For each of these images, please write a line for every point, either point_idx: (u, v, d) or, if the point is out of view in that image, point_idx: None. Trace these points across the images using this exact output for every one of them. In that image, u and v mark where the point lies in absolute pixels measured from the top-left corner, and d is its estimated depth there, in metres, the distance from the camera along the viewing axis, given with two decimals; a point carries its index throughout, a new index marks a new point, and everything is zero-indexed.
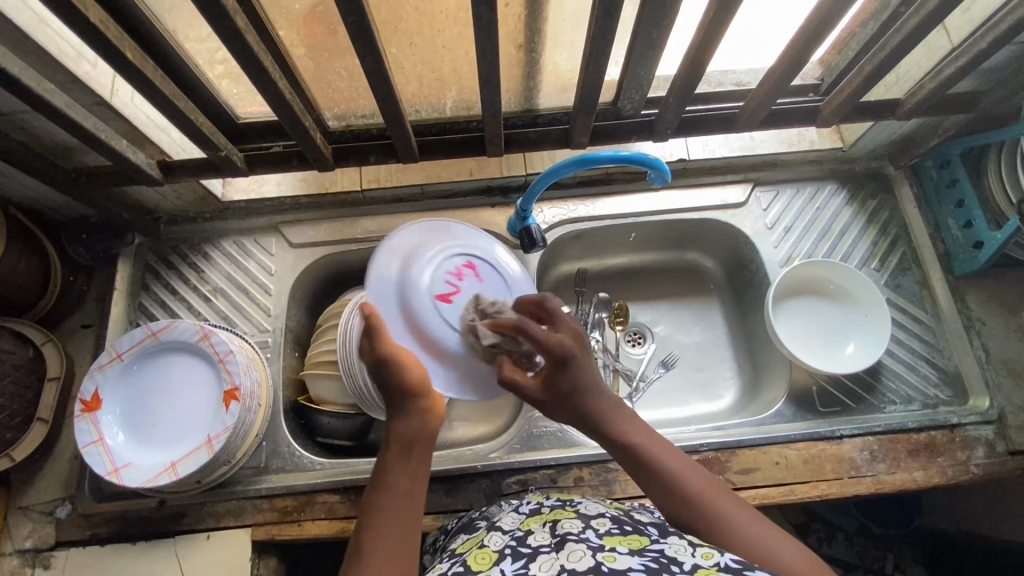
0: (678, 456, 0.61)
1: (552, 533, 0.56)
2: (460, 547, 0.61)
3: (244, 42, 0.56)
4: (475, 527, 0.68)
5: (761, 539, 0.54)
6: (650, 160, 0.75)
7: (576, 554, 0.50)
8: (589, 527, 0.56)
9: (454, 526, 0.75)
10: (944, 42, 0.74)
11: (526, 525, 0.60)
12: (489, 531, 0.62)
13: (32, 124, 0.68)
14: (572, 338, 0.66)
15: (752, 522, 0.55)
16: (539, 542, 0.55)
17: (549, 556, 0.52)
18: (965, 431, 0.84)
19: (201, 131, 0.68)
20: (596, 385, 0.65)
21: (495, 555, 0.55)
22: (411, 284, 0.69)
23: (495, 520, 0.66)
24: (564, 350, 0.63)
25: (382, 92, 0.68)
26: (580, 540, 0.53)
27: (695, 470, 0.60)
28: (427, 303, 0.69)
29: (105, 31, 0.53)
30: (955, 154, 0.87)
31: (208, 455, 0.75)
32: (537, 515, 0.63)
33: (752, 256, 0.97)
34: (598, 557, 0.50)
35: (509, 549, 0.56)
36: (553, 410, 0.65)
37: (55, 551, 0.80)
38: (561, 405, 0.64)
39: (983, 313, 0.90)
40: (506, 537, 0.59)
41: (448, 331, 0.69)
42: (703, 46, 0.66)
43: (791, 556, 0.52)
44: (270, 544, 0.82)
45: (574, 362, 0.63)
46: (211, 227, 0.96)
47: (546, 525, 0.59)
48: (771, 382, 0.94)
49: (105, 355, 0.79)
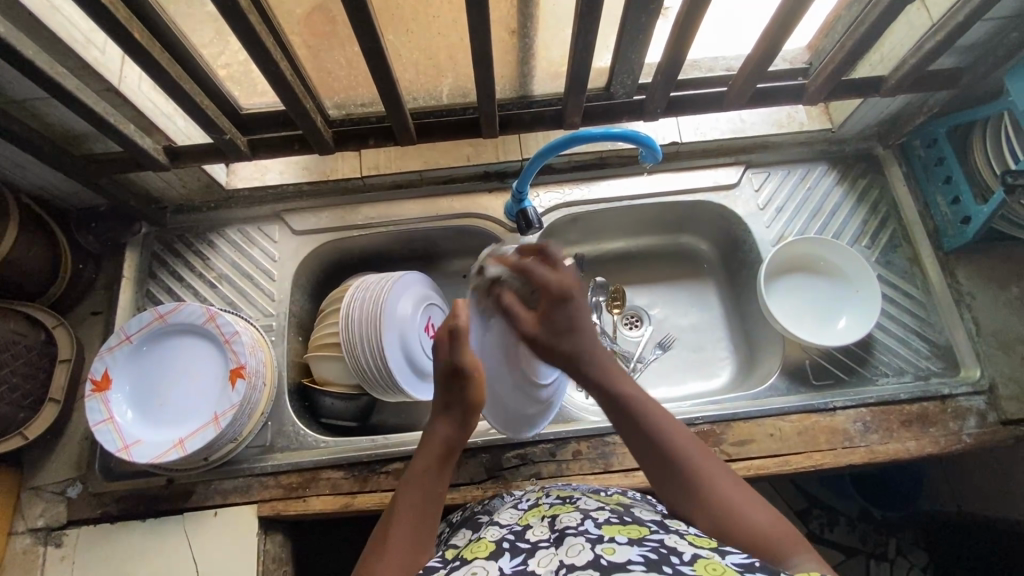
0: (673, 423, 0.65)
1: (551, 527, 0.58)
2: (460, 542, 0.63)
3: (246, 21, 0.59)
4: (477, 521, 0.70)
5: (731, 498, 0.57)
6: (640, 136, 0.76)
7: (574, 549, 0.52)
8: (588, 520, 0.58)
9: (459, 518, 0.76)
10: (924, 19, 0.76)
11: (524, 520, 0.62)
12: (488, 526, 0.63)
13: (43, 110, 0.71)
14: (571, 280, 0.77)
15: (727, 487, 0.58)
16: (539, 536, 0.57)
17: (548, 550, 0.54)
18: (957, 402, 0.85)
19: (206, 114, 0.71)
20: (587, 330, 0.74)
21: (493, 547, 0.57)
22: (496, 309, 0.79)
23: (495, 514, 0.68)
24: (563, 288, 0.75)
25: (380, 75, 0.71)
26: (579, 533, 0.55)
27: (680, 433, 0.64)
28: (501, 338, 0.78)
29: (114, 11, 0.55)
30: (942, 133, 0.89)
31: (215, 431, 0.77)
32: (535, 509, 0.64)
33: (745, 236, 0.99)
34: (596, 550, 0.52)
35: (508, 543, 0.57)
36: (546, 347, 0.74)
37: (66, 529, 0.82)
38: (552, 342, 0.74)
39: (973, 287, 0.91)
40: (503, 530, 0.61)
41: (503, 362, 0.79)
42: (685, 29, 0.69)
43: (759, 517, 0.55)
44: (276, 521, 0.84)
45: (572, 302, 0.75)
46: (215, 216, 0.98)
47: (545, 519, 0.61)
48: (766, 358, 0.96)
49: (113, 337, 0.81)
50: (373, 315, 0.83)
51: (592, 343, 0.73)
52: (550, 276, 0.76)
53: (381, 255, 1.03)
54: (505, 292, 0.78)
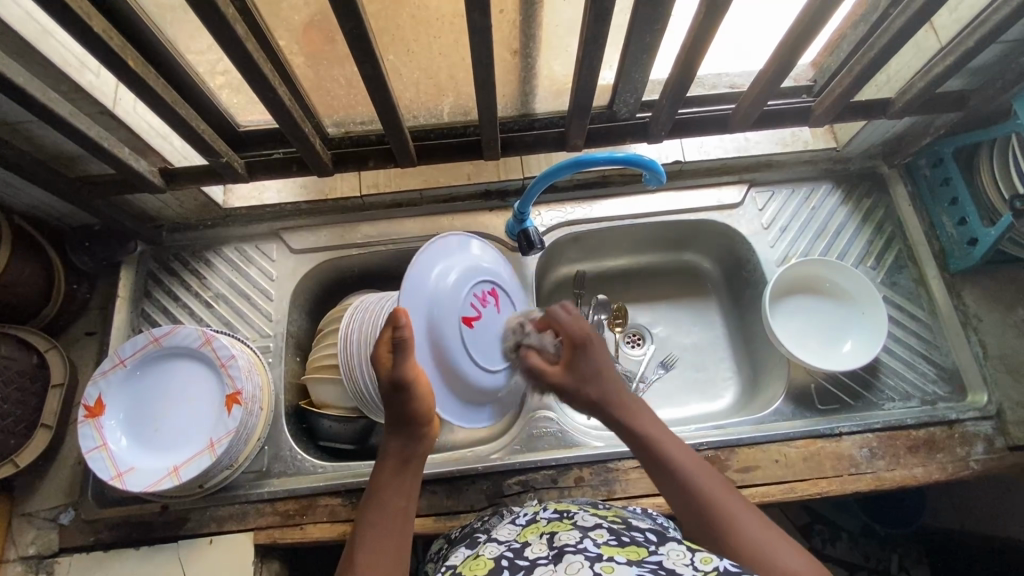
0: (696, 458, 0.64)
1: (550, 545, 0.57)
2: (458, 560, 0.62)
3: (244, 49, 0.57)
4: (475, 538, 0.68)
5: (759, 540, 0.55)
6: (644, 160, 0.76)
7: (574, 567, 0.51)
8: (587, 538, 0.56)
9: (458, 535, 0.74)
10: (933, 42, 0.75)
11: (523, 537, 0.61)
12: (486, 542, 0.62)
13: (36, 133, 0.69)
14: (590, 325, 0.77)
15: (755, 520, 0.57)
16: (537, 554, 0.56)
17: (547, 568, 0.52)
18: (964, 427, 0.84)
19: (203, 138, 0.69)
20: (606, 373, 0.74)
21: (491, 564, 0.56)
22: (444, 296, 0.73)
23: (493, 531, 0.66)
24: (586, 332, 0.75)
25: (380, 99, 0.69)
26: (578, 551, 0.53)
27: (705, 467, 0.63)
28: (453, 325, 0.73)
29: (108, 40, 0.54)
30: (948, 154, 0.88)
31: (210, 459, 0.76)
32: (534, 525, 0.63)
33: (749, 256, 0.97)
34: (595, 568, 0.50)
35: (506, 560, 0.56)
36: (577, 392, 0.73)
37: (58, 557, 0.81)
38: (582, 386, 0.73)
39: (979, 309, 0.90)
40: (502, 547, 0.59)
41: (463, 353, 0.74)
42: (693, 50, 0.67)
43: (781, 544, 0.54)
44: (272, 548, 0.83)
45: (592, 344, 0.74)
46: (212, 234, 0.96)
47: (544, 537, 0.59)
48: (770, 381, 0.94)
49: (107, 360, 0.80)
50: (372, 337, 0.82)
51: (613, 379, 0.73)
52: (572, 322, 0.76)
53: (380, 273, 1.02)
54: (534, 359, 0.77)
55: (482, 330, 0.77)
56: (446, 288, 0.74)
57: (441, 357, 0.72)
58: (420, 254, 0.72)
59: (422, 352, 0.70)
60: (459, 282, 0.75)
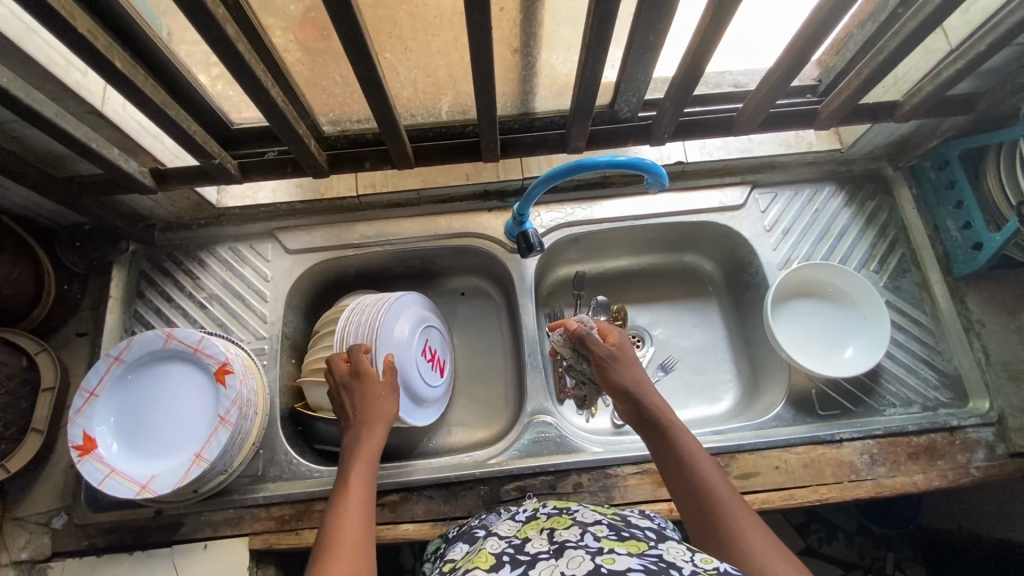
0: (714, 465, 0.62)
1: (551, 539, 0.55)
2: (458, 556, 0.61)
3: (235, 50, 0.55)
4: (473, 535, 0.67)
5: (756, 550, 0.53)
6: (646, 164, 0.74)
7: (575, 560, 0.48)
8: (587, 533, 0.54)
9: (455, 533, 0.73)
10: (943, 45, 0.74)
11: (524, 533, 0.59)
12: (487, 538, 0.61)
13: (22, 133, 0.67)
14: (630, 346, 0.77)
15: (764, 540, 0.54)
16: (538, 548, 0.54)
17: (547, 562, 0.50)
18: (966, 434, 0.84)
19: (194, 139, 0.68)
20: (645, 380, 0.72)
21: (494, 559, 0.54)
22: (410, 348, 0.85)
23: (492, 528, 0.65)
24: (629, 351, 0.75)
25: (377, 101, 0.67)
26: (579, 546, 0.51)
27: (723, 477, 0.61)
28: (415, 360, 0.86)
29: (94, 41, 0.52)
30: (954, 156, 0.86)
31: (229, 430, 0.75)
32: (534, 521, 0.61)
33: (751, 259, 0.96)
34: (597, 561, 0.48)
35: (508, 556, 0.54)
36: (609, 381, 0.72)
37: (50, 562, 0.80)
38: (617, 375, 0.72)
39: (982, 314, 0.90)
40: (503, 542, 0.58)
41: (416, 377, 0.86)
42: (700, 49, 0.65)
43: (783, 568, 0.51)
44: (268, 553, 0.82)
45: (636, 360, 0.74)
46: (205, 233, 0.95)
47: (544, 532, 0.57)
48: (771, 386, 0.94)
49: (76, 398, 0.77)
50: (369, 339, 0.81)
51: (649, 387, 0.71)
52: (622, 343, 0.76)
53: (378, 273, 1.00)
54: (602, 361, 0.74)
55: (411, 363, 0.85)
56: (408, 340, 0.85)
57: (406, 392, 0.84)
58: (402, 334, 0.84)
59: (407, 390, 0.84)
60: (411, 336, 0.86)
